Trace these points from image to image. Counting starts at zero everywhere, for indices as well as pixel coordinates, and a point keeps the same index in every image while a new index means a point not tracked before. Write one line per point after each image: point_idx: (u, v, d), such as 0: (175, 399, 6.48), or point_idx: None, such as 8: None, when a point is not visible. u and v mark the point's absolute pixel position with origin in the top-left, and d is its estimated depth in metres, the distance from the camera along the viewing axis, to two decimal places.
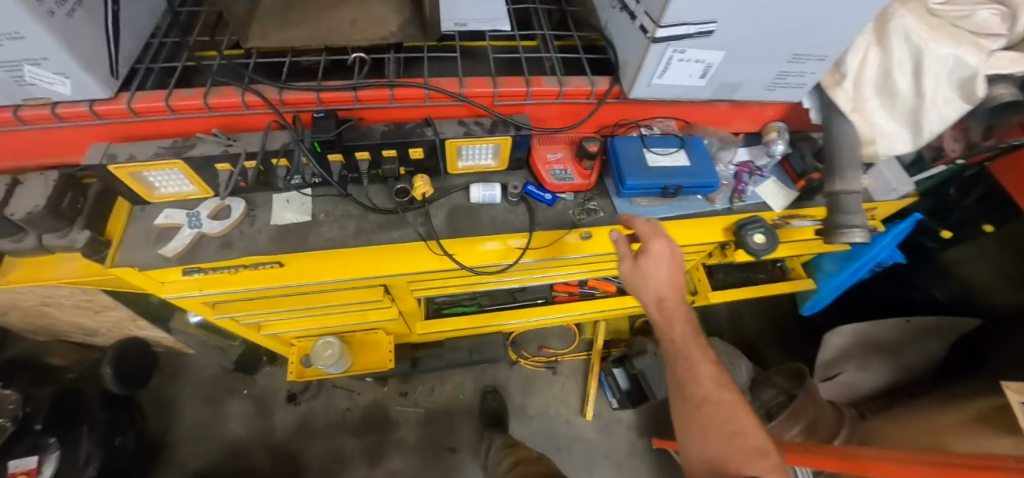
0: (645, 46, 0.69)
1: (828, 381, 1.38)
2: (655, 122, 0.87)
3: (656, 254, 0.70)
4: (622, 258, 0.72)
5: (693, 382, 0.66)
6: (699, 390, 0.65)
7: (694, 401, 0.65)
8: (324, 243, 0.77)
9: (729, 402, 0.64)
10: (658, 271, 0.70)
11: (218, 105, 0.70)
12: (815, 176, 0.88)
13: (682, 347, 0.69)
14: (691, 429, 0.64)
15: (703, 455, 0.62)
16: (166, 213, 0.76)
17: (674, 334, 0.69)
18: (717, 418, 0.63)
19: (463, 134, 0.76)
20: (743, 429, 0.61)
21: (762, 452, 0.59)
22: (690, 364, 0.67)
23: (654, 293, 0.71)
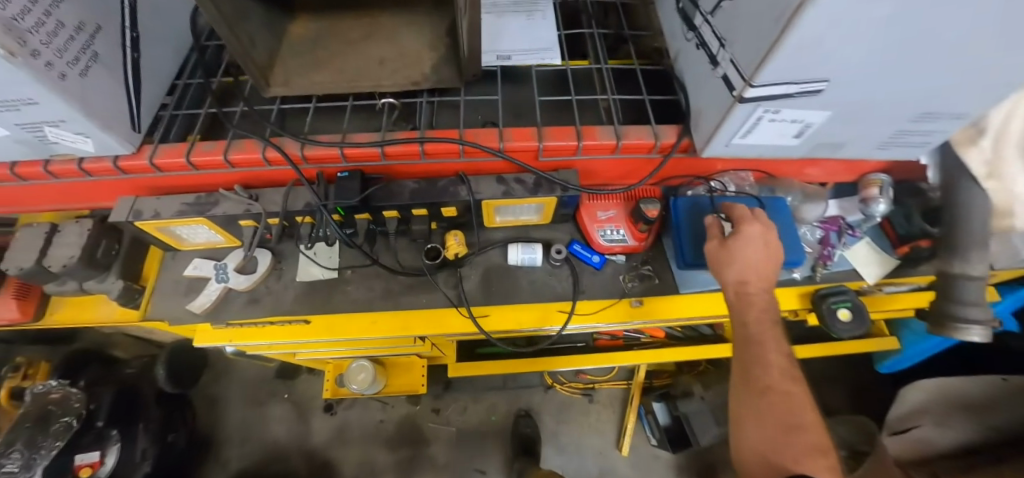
0: (729, 105, 0.56)
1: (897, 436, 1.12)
2: (727, 176, 0.75)
3: (747, 238, 0.61)
4: (709, 240, 0.64)
5: (761, 367, 0.61)
6: (767, 377, 0.60)
7: (758, 387, 0.60)
8: (351, 305, 0.73)
9: (795, 396, 0.59)
10: (749, 257, 0.61)
11: (239, 161, 0.66)
12: (922, 243, 0.74)
13: (755, 334, 0.62)
14: (748, 411, 0.61)
15: (757, 448, 0.59)
16: (196, 263, 0.74)
17: (749, 316, 0.62)
18: (777, 408, 0.58)
19: (501, 195, 0.68)
20: (804, 424, 0.57)
21: (823, 452, 0.55)
22: (760, 349, 0.61)
23: (737, 276, 0.62)
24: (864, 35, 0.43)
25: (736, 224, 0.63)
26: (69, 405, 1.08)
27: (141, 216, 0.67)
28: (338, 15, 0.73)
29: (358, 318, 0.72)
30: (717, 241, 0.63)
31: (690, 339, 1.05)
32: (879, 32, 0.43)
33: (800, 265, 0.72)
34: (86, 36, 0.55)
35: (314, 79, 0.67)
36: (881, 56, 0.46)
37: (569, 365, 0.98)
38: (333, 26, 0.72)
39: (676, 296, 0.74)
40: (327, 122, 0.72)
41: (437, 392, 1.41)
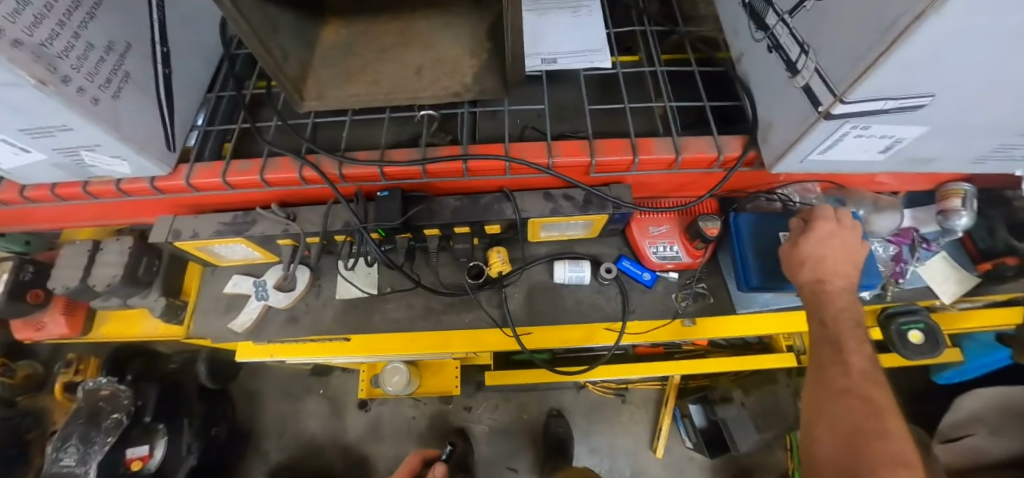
0: (810, 121, 0.50)
1: (949, 444, 1.05)
2: (790, 187, 0.71)
3: (819, 233, 0.59)
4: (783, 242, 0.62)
5: (840, 366, 0.55)
6: (848, 376, 0.54)
7: (832, 388, 0.54)
8: (392, 324, 0.71)
9: (879, 403, 0.51)
10: (825, 254, 0.58)
11: (274, 179, 0.63)
12: (1011, 260, 0.68)
13: (835, 330, 0.57)
14: (820, 413, 0.54)
15: (830, 450, 0.51)
16: (235, 280, 0.75)
17: (833, 316, 0.57)
18: (854, 413, 0.51)
19: (549, 213, 0.64)
20: (887, 432, 0.49)
21: (904, 464, 0.47)
22: (840, 346, 0.56)
23: (814, 274, 0.59)
24: (998, 48, 0.36)
25: (808, 220, 0.61)
26: (120, 402, 1.10)
27: (180, 236, 0.66)
28: (372, 20, 0.69)
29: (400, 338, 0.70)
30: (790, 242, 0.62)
31: (733, 348, 1.01)
32: (1016, 44, 0.36)
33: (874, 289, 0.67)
34: (117, 56, 0.52)
35: (350, 91, 0.63)
36: (1011, 69, 0.39)
37: (610, 374, 0.92)
38: (368, 33, 0.68)
39: (733, 316, 0.69)
40: (365, 135, 0.69)
41: (469, 389, 1.41)
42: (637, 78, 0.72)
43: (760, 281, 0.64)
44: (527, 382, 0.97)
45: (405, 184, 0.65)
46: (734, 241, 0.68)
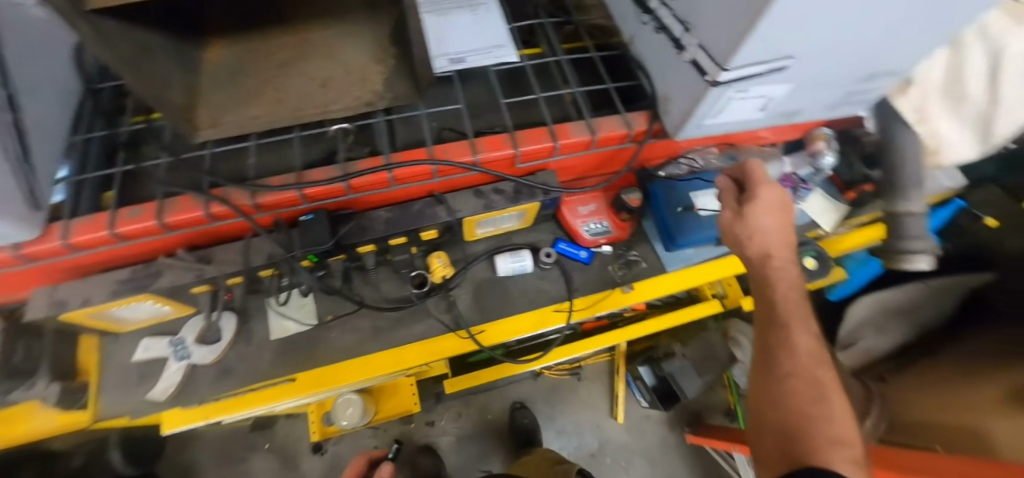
0: (701, 90, 0.56)
1: (848, 350, 1.25)
2: (692, 152, 0.77)
3: (766, 204, 0.57)
4: (724, 212, 0.61)
5: (791, 348, 0.55)
6: (800, 358, 0.55)
7: (778, 373, 0.55)
8: (340, 353, 0.67)
9: (823, 383, 0.53)
10: (768, 227, 0.58)
11: (177, 222, 0.57)
12: (867, 187, 0.83)
13: (784, 315, 0.58)
14: (766, 400, 0.55)
15: (776, 434, 0.52)
16: (144, 345, 0.66)
17: (784, 302, 0.58)
18: (800, 397, 0.52)
19: (483, 209, 0.64)
20: (830, 413, 0.51)
21: (843, 442, 0.49)
22: (787, 329, 0.57)
23: (760, 248, 0.59)
24: (835, 12, 0.44)
25: (752, 188, 0.59)
26: None
27: (66, 306, 0.57)
28: (262, 37, 0.65)
29: (352, 366, 0.66)
30: (732, 213, 0.60)
31: (668, 306, 1.09)
32: (847, 9, 0.43)
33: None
34: None
35: (253, 114, 0.59)
36: (844, 28, 0.47)
37: (563, 355, 0.94)
38: (261, 51, 0.64)
39: (665, 275, 0.76)
40: (274, 158, 0.64)
41: (428, 404, 1.38)
42: (542, 68, 0.75)
43: (681, 239, 0.72)
44: (487, 381, 0.96)
45: (328, 204, 0.62)
46: (653, 205, 0.75)
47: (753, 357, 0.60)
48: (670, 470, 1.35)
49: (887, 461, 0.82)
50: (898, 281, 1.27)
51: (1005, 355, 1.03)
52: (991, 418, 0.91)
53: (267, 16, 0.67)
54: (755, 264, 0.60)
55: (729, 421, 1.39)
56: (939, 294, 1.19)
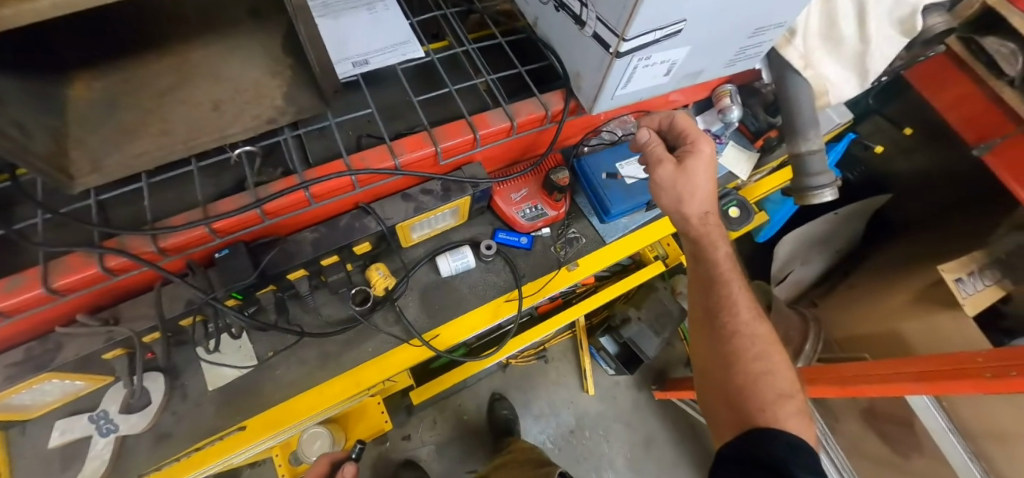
0: (607, 62, 0.57)
1: (782, 283, 1.36)
2: (611, 124, 0.79)
3: (704, 159, 0.60)
4: (662, 164, 0.60)
5: (730, 310, 0.59)
6: (740, 316, 0.58)
7: (724, 332, 0.58)
8: (290, 389, 0.63)
9: (762, 338, 0.58)
10: (707, 185, 0.61)
11: (69, 284, 0.50)
12: (772, 133, 0.89)
13: (719, 278, 0.61)
14: (714, 359, 0.58)
15: (727, 391, 0.55)
16: (60, 428, 0.59)
17: (720, 269, 0.61)
18: (745, 355, 0.56)
19: (414, 212, 0.62)
20: (770, 367, 0.55)
21: (788, 393, 0.53)
22: (724, 292, 0.60)
23: (698, 205, 0.61)
24: None
25: (691, 145, 0.61)
26: None
27: None
28: (136, 65, 0.59)
29: (304, 400, 0.62)
30: (674, 164, 0.60)
31: (616, 276, 1.13)
32: None
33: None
34: None
35: (138, 150, 0.53)
36: None
37: (523, 343, 0.96)
38: (136, 80, 0.58)
39: (605, 247, 0.78)
40: (172, 196, 0.58)
41: (400, 418, 1.34)
42: (453, 61, 0.74)
43: (613, 210, 0.74)
44: (454, 383, 0.95)
45: (245, 235, 0.57)
46: (585, 181, 0.77)
47: (695, 322, 0.62)
48: (646, 428, 1.41)
49: (824, 377, 0.88)
50: (814, 214, 1.39)
51: (907, 262, 1.16)
52: (903, 321, 1.03)
53: (138, 41, 0.60)
54: (689, 219, 0.62)
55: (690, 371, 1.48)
56: (847, 221, 1.32)
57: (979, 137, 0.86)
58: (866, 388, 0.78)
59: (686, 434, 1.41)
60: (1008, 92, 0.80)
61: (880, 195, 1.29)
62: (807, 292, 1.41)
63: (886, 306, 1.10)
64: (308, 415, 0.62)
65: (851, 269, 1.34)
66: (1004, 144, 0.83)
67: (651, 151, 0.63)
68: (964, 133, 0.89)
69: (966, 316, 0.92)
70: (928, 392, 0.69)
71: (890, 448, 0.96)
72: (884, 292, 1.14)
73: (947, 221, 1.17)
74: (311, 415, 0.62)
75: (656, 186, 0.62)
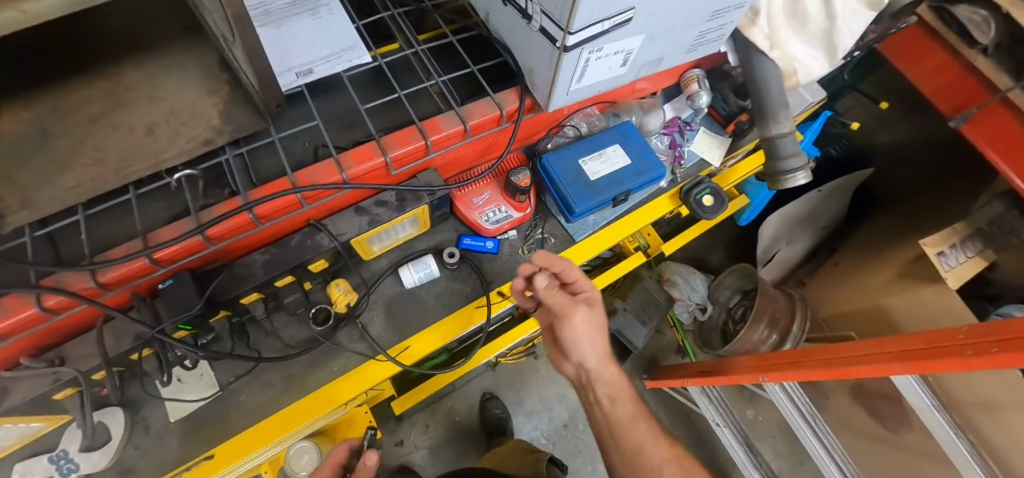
0: (556, 57, 0.54)
1: (768, 265, 1.35)
2: (574, 118, 0.79)
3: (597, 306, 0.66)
4: (573, 313, 0.64)
5: (643, 453, 0.68)
6: (655, 455, 0.68)
7: (654, 465, 0.67)
8: (255, 414, 0.62)
9: (677, 460, 0.68)
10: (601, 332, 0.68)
11: (6, 329, 0.48)
12: (743, 118, 0.87)
13: (627, 421, 0.70)
14: None
15: None
16: (18, 471, 0.56)
17: (625, 413, 0.70)
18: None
19: (368, 226, 0.60)
20: None
21: None
22: (636, 436, 0.69)
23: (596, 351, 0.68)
24: None
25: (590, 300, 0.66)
26: None
27: None
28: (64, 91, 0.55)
29: (269, 425, 0.60)
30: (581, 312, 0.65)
31: (597, 270, 1.10)
32: None
33: (662, 180, 0.79)
34: None
35: (70, 182, 0.50)
36: None
37: (497, 349, 0.86)
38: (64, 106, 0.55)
39: (575, 246, 0.77)
40: (112, 226, 0.56)
41: (391, 425, 1.33)
42: (404, 65, 0.71)
43: (579, 209, 0.71)
44: (433, 392, 0.94)
45: (190, 262, 0.55)
46: (550, 180, 0.73)
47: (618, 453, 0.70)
48: None
49: (809, 361, 0.84)
50: (796, 193, 1.38)
51: (888, 236, 1.15)
52: (885, 297, 1.00)
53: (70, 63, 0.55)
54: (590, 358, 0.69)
55: (680, 357, 1.48)
56: (830, 196, 1.30)
57: (955, 108, 0.83)
58: (852, 369, 0.73)
59: (678, 420, 1.42)
60: (982, 60, 0.78)
61: (862, 170, 1.27)
62: (794, 271, 1.40)
63: (869, 282, 1.09)
64: (277, 440, 0.60)
65: (837, 245, 1.33)
66: (981, 113, 0.80)
67: (559, 305, 0.65)
68: (940, 105, 0.86)
69: (948, 291, 0.88)
70: (911, 372, 0.65)
71: (879, 423, 0.95)
72: (868, 268, 1.13)
73: (928, 192, 1.16)
74: (280, 440, 0.60)
75: (570, 332, 0.66)
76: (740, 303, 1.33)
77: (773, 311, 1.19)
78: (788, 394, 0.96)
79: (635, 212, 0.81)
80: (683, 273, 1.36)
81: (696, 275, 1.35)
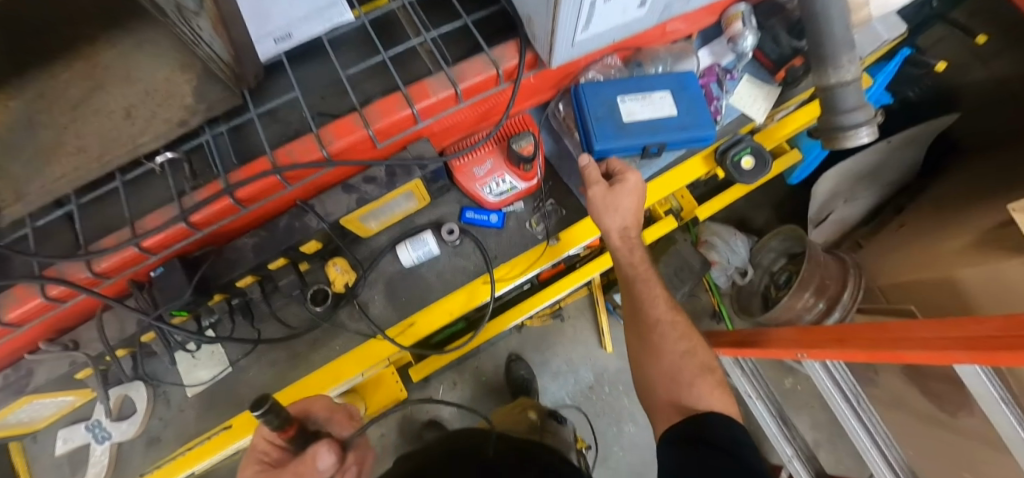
0: (552, 2, 0.45)
1: (821, 225, 1.22)
2: (591, 70, 0.70)
3: (631, 188, 0.61)
4: (593, 186, 0.61)
5: None
6: None
7: None
8: (263, 391, 0.63)
9: None
10: (631, 211, 0.62)
11: (21, 315, 0.50)
12: (797, 62, 0.74)
13: None
14: None
15: None
16: (62, 437, 0.62)
17: (657, 312, 0.65)
18: None
19: (356, 205, 0.56)
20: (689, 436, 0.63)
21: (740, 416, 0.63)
22: None
23: (619, 232, 0.64)
24: None
25: (620, 175, 0.62)
26: None
27: None
28: None
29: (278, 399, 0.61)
30: (604, 187, 0.61)
31: None
32: None
33: (706, 143, 0.69)
34: None
35: (57, 172, 0.48)
36: None
37: (524, 312, 0.85)
38: None
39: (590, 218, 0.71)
40: (108, 213, 0.56)
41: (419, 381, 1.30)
42: (393, 21, 0.64)
43: (598, 147, 0.62)
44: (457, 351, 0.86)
45: (181, 248, 0.54)
46: (581, 110, 0.64)
47: None
48: None
49: (856, 340, 0.74)
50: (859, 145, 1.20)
51: (971, 194, 0.98)
52: (962, 268, 0.83)
53: (68, 39, 0.46)
54: (615, 241, 0.64)
55: (716, 322, 1.39)
56: (901, 148, 1.13)
57: None
58: (905, 354, 0.62)
59: None
60: None
61: (945, 115, 1.08)
62: (851, 232, 1.25)
63: (940, 248, 0.93)
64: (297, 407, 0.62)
65: (905, 203, 1.17)
66: None
67: (587, 167, 0.62)
68: None
69: None
70: (979, 363, 0.53)
71: (935, 404, 0.83)
72: (944, 229, 0.96)
73: None
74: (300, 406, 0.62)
75: (595, 202, 0.61)
76: (784, 268, 1.22)
77: (822, 278, 1.08)
78: (829, 371, 0.86)
79: (659, 179, 0.72)
80: (722, 234, 1.24)
81: (736, 236, 1.23)
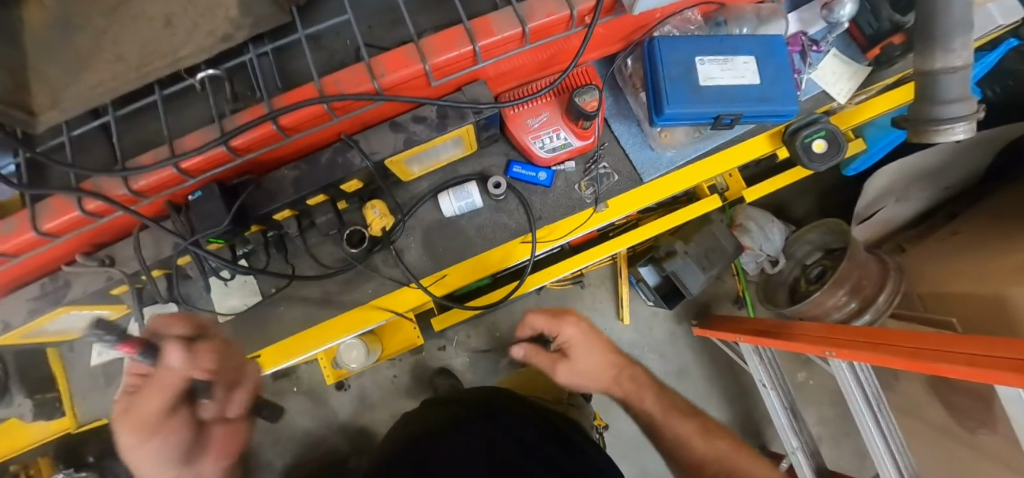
0: None
1: (866, 223, 1.16)
2: (667, 23, 0.63)
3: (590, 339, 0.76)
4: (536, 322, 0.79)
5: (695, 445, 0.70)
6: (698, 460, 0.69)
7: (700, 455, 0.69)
8: (293, 326, 0.63)
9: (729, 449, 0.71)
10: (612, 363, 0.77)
11: (58, 227, 0.49)
12: (897, 39, 0.66)
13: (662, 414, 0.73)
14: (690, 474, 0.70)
15: None
16: (98, 349, 0.64)
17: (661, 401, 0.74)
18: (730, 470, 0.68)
19: (403, 146, 0.53)
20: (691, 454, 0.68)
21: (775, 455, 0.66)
22: (673, 429, 0.71)
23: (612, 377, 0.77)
24: None
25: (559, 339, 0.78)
26: None
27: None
28: None
29: (311, 334, 0.63)
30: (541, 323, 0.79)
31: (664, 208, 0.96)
32: None
33: (783, 119, 0.63)
34: None
35: (93, 80, 0.45)
36: None
37: (553, 276, 0.82)
38: None
39: (640, 187, 0.67)
40: (148, 129, 0.54)
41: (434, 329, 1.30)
42: None
43: (667, 112, 0.57)
44: (497, 300, 0.83)
45: (220, 173, 0.52)
46: (652, 68, 0.58)
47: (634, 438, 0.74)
48: (681, 361, 1.33)
49: (893, 347, 0.69)
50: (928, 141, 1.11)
51: None
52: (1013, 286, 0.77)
53: None
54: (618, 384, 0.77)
55: (737, 308, 1.36)
56: (974, 150, 1.04)
57: None
58: (945, 367, 0.55)
59: (723, 371, 1.33)
60: None
61: None
62: (897, 233, 1.19)
63: (996, 261, 0.86)
64: (312, 349, 0.63)
65: (963, 209, 1.09)
66: None
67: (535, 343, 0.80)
68: None
69: None
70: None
71: (955, 419, 0.78)
72: (1004, 242, 0.89)
73: None
74: (326, 345, 0.64)
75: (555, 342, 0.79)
76: (819, 262, 1.17)
77: (860, 277, 1.03)
78: (857, 376, 0.81)
79: (720, 154, 0.67)
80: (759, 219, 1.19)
81: (774, 223, 1.15)
